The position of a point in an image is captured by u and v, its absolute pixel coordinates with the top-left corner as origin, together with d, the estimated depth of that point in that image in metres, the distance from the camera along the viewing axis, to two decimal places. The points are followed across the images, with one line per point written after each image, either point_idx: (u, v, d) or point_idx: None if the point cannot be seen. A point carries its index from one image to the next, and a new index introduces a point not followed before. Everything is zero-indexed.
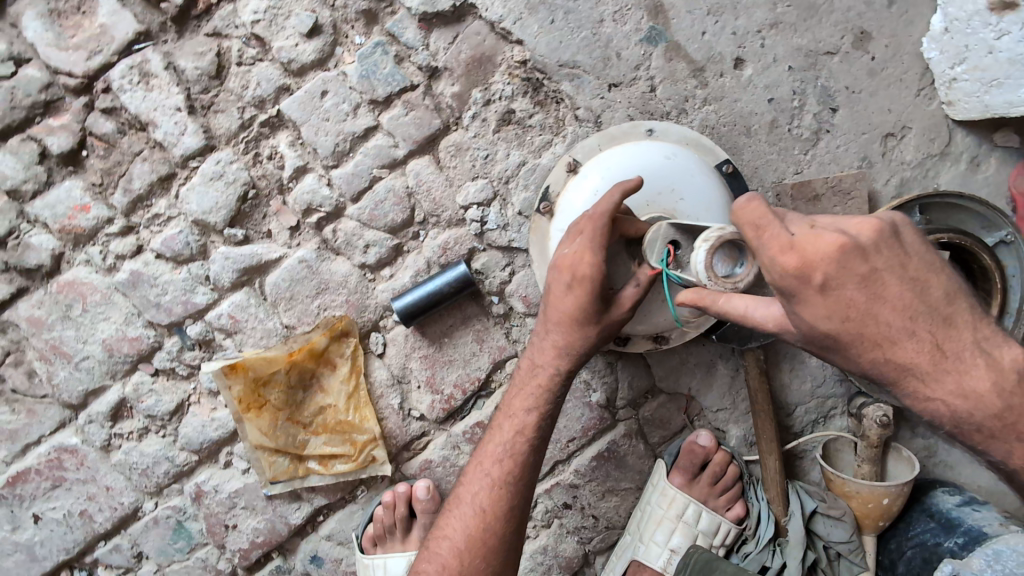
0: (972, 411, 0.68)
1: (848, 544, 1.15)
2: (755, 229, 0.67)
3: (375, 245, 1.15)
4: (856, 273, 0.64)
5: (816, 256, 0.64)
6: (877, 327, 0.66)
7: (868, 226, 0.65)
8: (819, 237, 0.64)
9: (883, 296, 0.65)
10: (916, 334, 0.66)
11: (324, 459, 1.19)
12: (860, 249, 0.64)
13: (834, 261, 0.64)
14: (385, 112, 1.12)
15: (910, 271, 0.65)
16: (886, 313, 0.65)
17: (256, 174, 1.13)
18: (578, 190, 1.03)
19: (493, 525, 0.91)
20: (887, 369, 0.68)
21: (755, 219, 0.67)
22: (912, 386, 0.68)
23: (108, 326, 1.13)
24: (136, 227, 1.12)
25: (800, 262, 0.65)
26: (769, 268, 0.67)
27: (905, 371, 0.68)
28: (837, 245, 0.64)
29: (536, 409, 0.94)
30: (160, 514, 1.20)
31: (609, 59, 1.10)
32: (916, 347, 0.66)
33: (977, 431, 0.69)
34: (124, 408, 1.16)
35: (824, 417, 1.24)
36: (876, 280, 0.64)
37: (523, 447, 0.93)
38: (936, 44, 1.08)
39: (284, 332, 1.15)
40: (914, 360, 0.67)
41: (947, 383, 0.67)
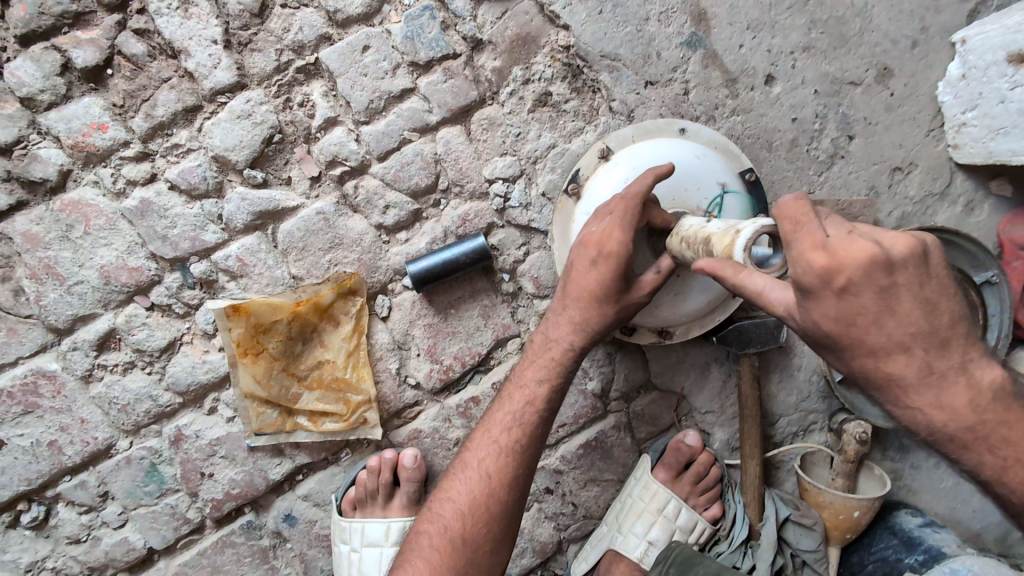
0: (948, 423, 0.65)
1: (814, 554, 1.19)
2: (794, 225, 0.63)
3: (395, 207, 1.15)
4: (876, 283, 0.59)
5: (846, 259, 0.59)
6: (878, 337, 0.62)
7: (906, 243, 0.60)
8: (854, 241, 0.59)
9: (892, 310, 0.60)
10: (911, 350, 0.62)
11: (315, 416, 1.17)
12: (889, 262, 0.59)
13: (859, 269, 0.59)
14: (424, 76, 1.12)
15: (923, 291, 0.60)
16: (889, 326, 0.61)
17: (285, 120, 1.11)
18: (608, 176, 1.06)
19: (497, 490, 0.95)
20: (875, 376, 0.65)
21: (794, 215, 0.63)
22: (892, 395, 0.66)
23: (108, 253, 1.10)
24: (153, 155, 1.09)
25: (826, 264, 0.60)
26: (794, 262, 0.62)
27: (891, 381, 0.64)
28: (867, 253, 0.58)
29: (548, 382, 0.98)
30: (134, 454, 1.16)
31: (649, 57, 1.13)
32: (908, 359, 0.62)
33: (949, 441, 0.67)
34: (112, 340, 1.12)
35: (805, 430, 1.29)
36: (892, 294, 0.60)
37: (532, 417, 0.97)
38: (951, 89, 1.16)
39: (292, 282, 1.14)
40: (903, 374, 0.63)
41: (926, 398, 0.64)
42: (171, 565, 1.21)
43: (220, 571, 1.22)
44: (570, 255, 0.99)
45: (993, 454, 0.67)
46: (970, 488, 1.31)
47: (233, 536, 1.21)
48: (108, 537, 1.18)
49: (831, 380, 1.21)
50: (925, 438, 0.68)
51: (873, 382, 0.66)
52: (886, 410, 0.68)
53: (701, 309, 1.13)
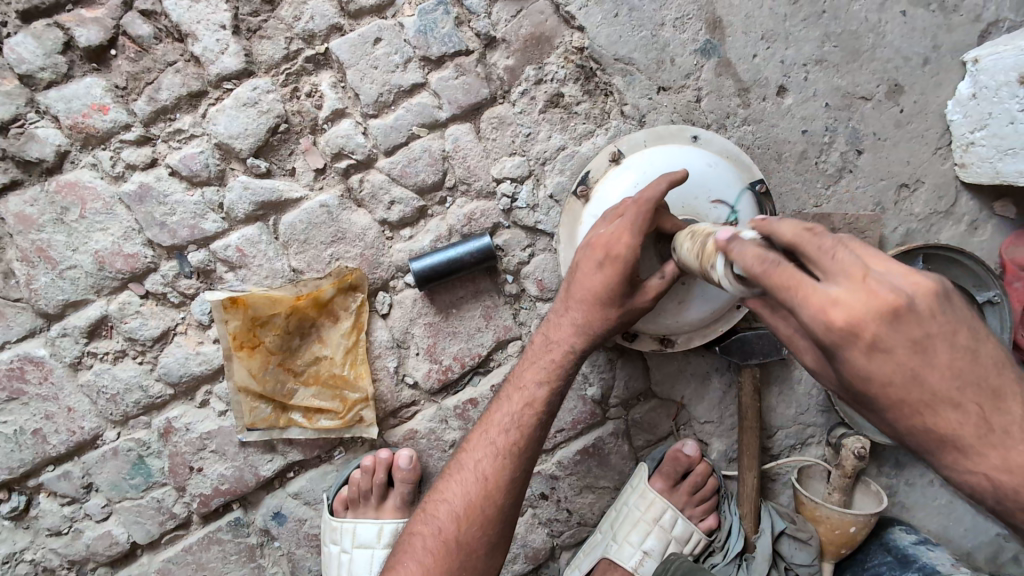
0: (1023, 491, 0.56)
1: (808, 568, 1.19)
2: (791, 288, 0.57)
3: (401, 202, 1.13)
4: (907, 334, 0.52)
5: (866, 314, 0.53)
6: (920, 395, 0.54)
7: (918, 283, 0.53)
8: (872, 290, 0.53)
9: (926, 362, 0.53)
10: (961, 405, 0.54)
11: (309, 412, 1.14)
12: (916, 311, 0.52)
13: (884, 321, 0.52)
14: (435, 72, 1.11)
15: (953, 337, 0.53)
16: (931, 378, 0.53)
17: (292, 109, 1.09)
18: (618, 180, 1.05)
19: (493, 493, 0.93)
20: (925, 439, 0.57)
21: (789, 276, 0.58)
22: (948, 458, 0.57)
23: (104, 238, 1.07)
24: (154, 140, 1.06)
25: (847, 321, 0.53)
26: (811, 321, 0.56)
27: (946, 444, 0.56)
28: (889, 305, 0.52)
29: (547, 384, 0.96)
30: (121, 446, 1.13)
31: (663, 63, 1.13)
32: (959, 418, 0.55)
33: (1022, 509, 0.58)
34: (104, 327, 1.09)
35: (802, 443, 1.29)
36: (925, 344, 0.53)
37: (530, 419, 0.95)
38: (960, 108, 1.16)
39: (292, 275, 1.11)
40: (958, 433, 0.55)
41: (992, 459, 0.56)
42: (154, 561, 1.18)
43: (205, 569, 1.19)
44: (576, 255, 0.98)
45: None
46: (964, 506, 1.31)
47: (220, 533, 1.18)
48: (90, 530, 1.15)
49: (830, 394, 1.20)
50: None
51: (924, 446, 0.58)
52: (945, 475, 0.60)
53: (705, 319, 1.11)
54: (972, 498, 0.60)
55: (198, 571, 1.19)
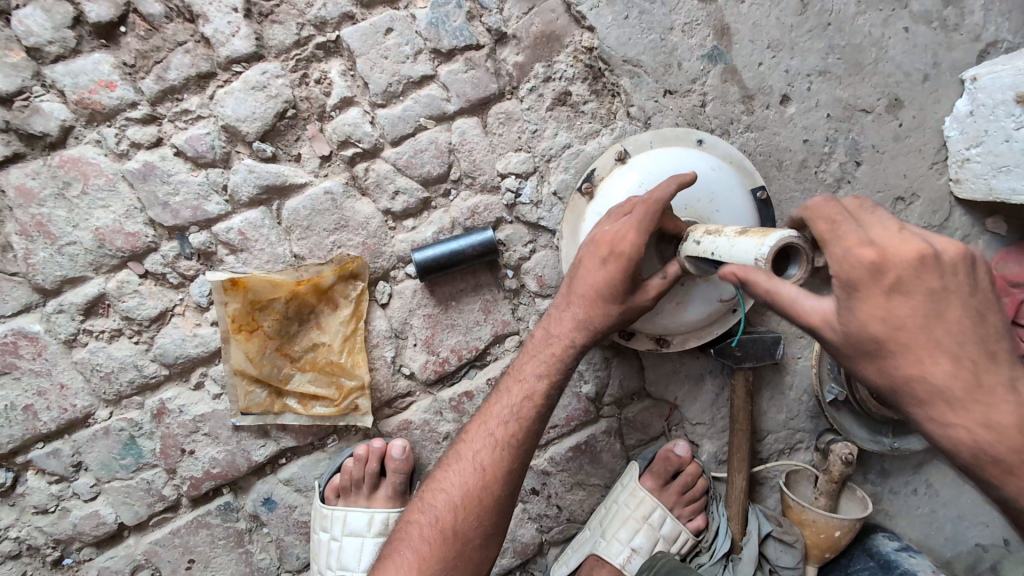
0: (1002, 447, 0.67)
1: (792, 571, 1.20)
2: (830, 226, 0.70)
3: (405, 193, 1.13)
4: (925, 281, 0.65)
5: (896, 255, 0.65)
6: (922, 339, 0.66)
7: (947, 246, 0.67)
8: (904, 241, 0.66)
9: (937, 315, 0.65)
10: (959, 360, 0.66)
11: (305, 399, 1.14)
12: (936, 263, 0.65)
13: (912, 265, 0.65)
14: (445, 64, 1.11)
15: (964, 297, 0.66)
16: (936, 329, 0.65)
17: (300, 95, 1.09)
18: (623, 179, 1.07)
19: (491, 484, 0.94)
20: (918, 387, 0.67)
21: (830, 215, 0.70)
22: (936, 409, 0.68)
23: (105, 215, 1.06)
24: (160, 119, 1.06)
25: (878, 259, 0.65)
26: (839, 258, 0.68)
27: (936, 394, 0.67)
28: (918, 251, 0.65)
29: (547, 378, 0.97)
30: (112, 425, 1.12)
31: (670, 66, 1.14)
32: (954, 371, 0.66)
33: (995, 465, 0.68)
34: (101, 305, 1.09)
35: (790, 448, 1.30)
36: (940, 295, 0.65)
37: (530, 412, 0.96)
38: (958, 124, 1.19)
39: (293, 260, 1.11)
40: (949, 384, 0.66)
41: (975, 414, 0.67)
42: (141, 543, 1.17)
43: (192, 552, 1.18)
44: (581, 252, 0.99)
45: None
46: (945, 515, 1.34)
47: (209, 517, 1.18)
48: (78, 509, 1.14)
49: (821, 400, 1.23)
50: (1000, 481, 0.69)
51: (918, 399, 0.68)
52: (926, 429, 0.70)
53: (700, 321, 1.13)
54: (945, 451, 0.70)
55: (185, 555, 1.18)
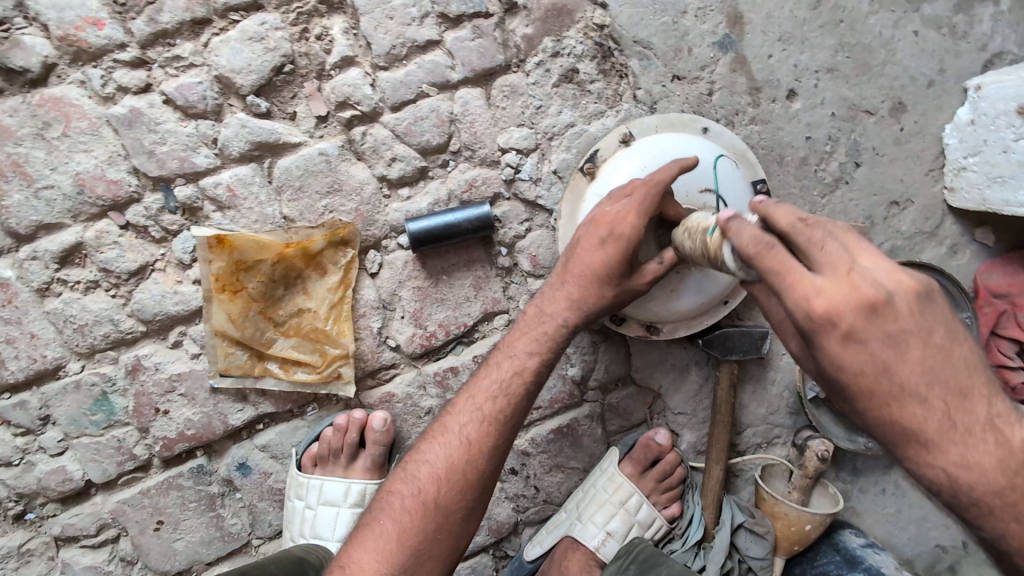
0: (976, 486, 0.61)
1: (760, 562, 1.22)
2: (779, 270, 0.64)
3: (402, 160, 1.10)
4: (881, 327, 0.60)
5: (842, 304, 0.60)
6: (888, 384, 0.61)
7: (905, 283, 0.60)
8: (851, 284, 0.60)
9: (899, 357, 0.60)
10: (928, 401, 0.60)
11: (286, 364, 1.12)
12: (891, 307, 0.59)
13: (861, 313, 0.60)
14: (451, 31, 1.08)
15: (931, 336, 0.60)
16: (901, 372, 0.60)
17: (299, 50, 1.05)
18: (626, 162, 1.05)
19: (475, 458, 0.93)
20: (891, 430, 0.63)
21: (780, 259, 0.65)
22: (912, 450, 0.62)
23: (86, 160, 1.02)
24: (150, 63, 1.01)
25: (825, 307, 0.61)
26: (793, 305, 0.63)
27: (908, 437, 0.62)
28: (865, 298, 0.59)
29: (538, 355, 0.96)
30: (84, 379, 1.08)
31: (680, 51, 1.12)
32: (924, 412, 0.60)
33: (976, 506, 0.62)
34: (78, 254, 1.04)
35: (768, 442, 1.32)
36: (901, 341, 0.59)
37: (519, 388, 0.95)
38: (957, 132, 1.19)
39: (283, 222, 1.08)
40: (919, 426, 0.61)
41: (951, 455, 0.61)
42: (108, 502, 1.14)
43: (161, 514, 1.15)
44: (579, 231, 0.98)
45: (1021, 523, 0.62)
46: (910, 517, 1.37)
47: (180, 478, 1.15)
48: (43, 464, 1.10)
49: (803, 396, 1.23)
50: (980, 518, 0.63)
51: (890, 438, 0.64)
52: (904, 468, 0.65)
53: (691, 311, 1.13)
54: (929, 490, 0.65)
55: (154, 516, 1.15)
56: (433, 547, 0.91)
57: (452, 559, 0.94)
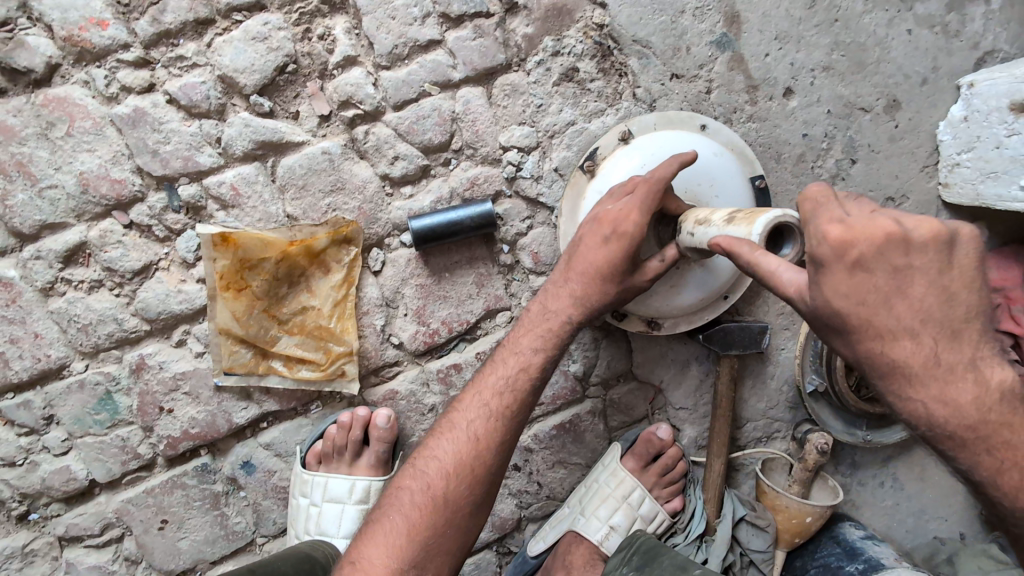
0: (949, 420, 0.65)
1: (762, 555, 1.23)
2: (814, 205, 0.68)
3: (404, 159, 1.11)
4: (890, 260, 0.63)
5: (862, 236, 0.63)
6: (885, 316, 0.64)
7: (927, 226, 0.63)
8: (873, 220, 0.64)
9: (901, 292, 0.63)
10: (920, 336, 0.64)
11: (290, 361, 1.12)
12: (904, 242, 0.63)
13: (875, 245, 0.63)
14: (453, 30, 1.09)
15: (938, 277, 0.63)
16: (899, 306, 0.64)
17: (302, 50, 1.06)
18: (625, 159, 1.07)
19: (483, 453, 0.94)
20: (879, 363, 0.66)
21: (818, 193, 0.68)
22: (896, 384, 0.66)
23: (90, 159, 1.02)
24: (153, 63, 1.02)
25: (842, 236, 0.64)
26: (811, 235, 0.66)
27: (897, 370, 0.65)
28: (884, 232, 0.63)
29: (543, 351, 0.97)
30: (88, 379, 1.08)
31: (678, 50, 1.14)
32: (916, 347, 0.64)
33: (948, 439, 0.67)
34: (82, 254, 1.05)
35: (767, 436, 1.33)
36: (906, 274, 0.63)
37: (525, 383, 0.96)
38: (951, 129, 1.22)
39: (287, 220, 1.09)
40: (907, 360, 0.64)
41: (931, 389, 0.65)
42: (112, 501, 1.14)
43: (166, 513, 1.15)
44: (582, 230, 0.99)
45: (991, 455, 0.66)
46: (908, 509, 1.39)
47: (184, 477, 1.15)
48: (47, 463, 1.10)
49: (801, 390, 1.24)
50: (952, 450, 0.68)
51: (876, 372, 0.67)
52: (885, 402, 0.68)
53: (691, 307, 1.14)
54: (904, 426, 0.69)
55: (158, 515, 1.15)
56: (442, 543, 0.92)
57: (460, 555, 0.95)
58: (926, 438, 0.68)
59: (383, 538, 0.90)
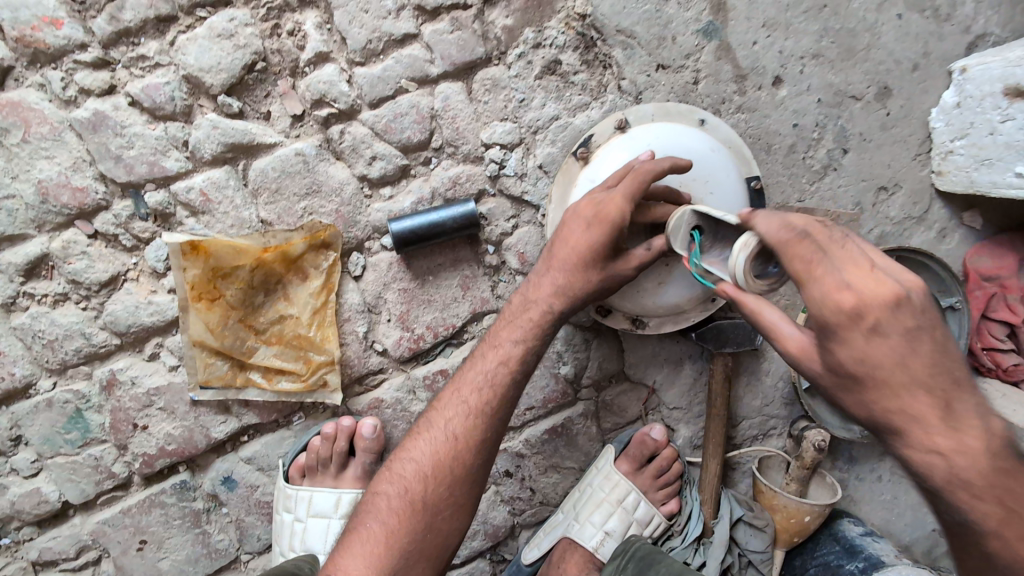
0: (974, 477, 0.62)
1: (760, 555, 1.20)
2: (805, 265, 0.63)
3: (382, 159, 1.07)
4: (902, 322, 0.59)
5: (874, 297, 0.59)
6: (901, 377, 0.60)
7: (914, 279, 0.62)
8: (878, 279, 0.60)
9: (914, 351, 0.60)
10: (936, 393, 0.60)
11: (269, 373, 1.08)
12: (912, 303, 0.59)
13: (886, 307, 0.59)
14: (429, 23, 1.05)
15: (941, 334, 0.61)
16: (913, 366, 0.60)
17: (271, 47, 1.01)
18: (620, 146, 1.03)
19: (463, 451, 0.90)
20: (895, 420, 0.62)
21: (807, 251, 0.63)
22: (913, 440, 0.62)
23: (49, 167, 0.97)
24: (113, 64, 0.97)
25: (856, 301, 0.60)
26: (819, 300, 0.62)
27: (913, 425, 0.62)
28: (894, 293, 0.59)
29: (523, 343, 0.94)
30: (56, 397, 1.04)
31: (664, 40, 1.10)
32: (930, 403, 0.61)
33: (967, 493, 0.63)
34: (45, 266, 1.00)
35: (764, 434, 1.31)
36: (917, 334, 0.59)
37: (505, 377, 0.92)
38: (944, 115, 1.19)
39: (260, 226, 1.04)
40: (924, 416, 0.61)
41: (951, 445, 0.61)
42: (87, 523, 1.10)
43: (144, 533, 1.11)
44: (565, 215, 0.96)
45: (1004, 509, 0.62)
46: (906, 503, 1.37)
47: (163, 495, 1.11)
48: (16, 486, 1.06)
49: (797, 387, 1.21)
50: (966, 502, 0.63)
51: (892, 429, 0.63)
52: (902, 457, 0.64)
53: (682, 304, 1.10)
54: (922, 482, 0.65)
55: (136, 535, 1.11)
56: (422, 547, 0.88)
57: (442, 559, 0.91)
58: (938, 491, 0.64)
59: (360, 547, 0.87)
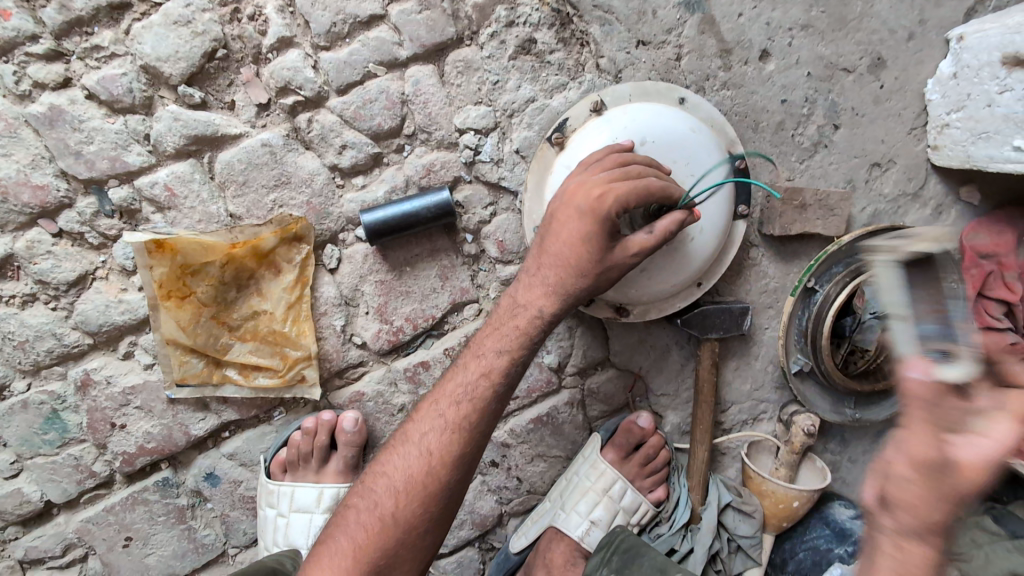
0: None
1: (750, 540, 1.20)
2: None
3: (353, 147, 1.03)
4: None
5: None
6: None
7: None
8: None
9: None
10: None
11: (246, 369, 1.07)
12: None
13: None
14: (396, 3, 1.00)
15: None
16: None
17: (232, 33, 0.97)
18: (597, 131, 0.99)
19: (438, 467, 0.88)
20: None
21: None
22: None
23: (7, 165, 0.94)
24: (67, 55, 0.93)
25: None
26: None
27: None
28: None
29: (507, 353, 0.91)
30: (31, 399, 1.03)
31: (644, 14, 1.05)
32: None
33: None
34: (11, 267, 0.98)
35: (754, 418, 1.29)
36: None
37: (486, 391, 0.90)
38: (939, 87, 1.13)
39: (229, 220, 1.01)
40: None
41: None
42: (72, 521, 1.10)
43: (129, 530, 1.11)
44: (552, 208, 0.92)
45: None
46: None
47: (146, 493, 1.10)
48: None
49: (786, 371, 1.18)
50: None
51: None
52: None
53: (667, 292, 1.09)
54: None
55: (122, 532, 1.11)
56: (393, 563, 0.87)
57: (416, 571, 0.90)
58: None
59: (328, 561, 0.86)
